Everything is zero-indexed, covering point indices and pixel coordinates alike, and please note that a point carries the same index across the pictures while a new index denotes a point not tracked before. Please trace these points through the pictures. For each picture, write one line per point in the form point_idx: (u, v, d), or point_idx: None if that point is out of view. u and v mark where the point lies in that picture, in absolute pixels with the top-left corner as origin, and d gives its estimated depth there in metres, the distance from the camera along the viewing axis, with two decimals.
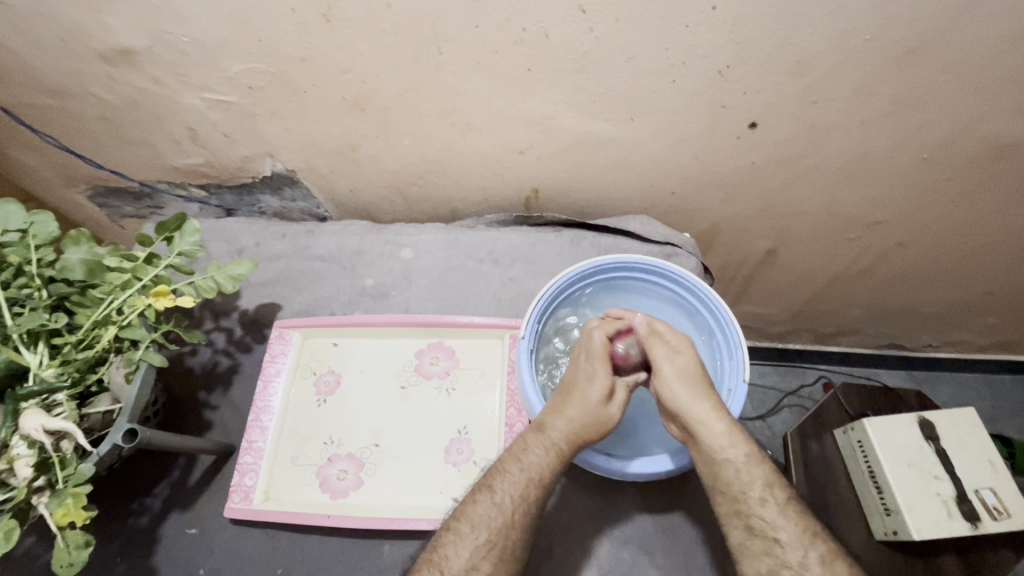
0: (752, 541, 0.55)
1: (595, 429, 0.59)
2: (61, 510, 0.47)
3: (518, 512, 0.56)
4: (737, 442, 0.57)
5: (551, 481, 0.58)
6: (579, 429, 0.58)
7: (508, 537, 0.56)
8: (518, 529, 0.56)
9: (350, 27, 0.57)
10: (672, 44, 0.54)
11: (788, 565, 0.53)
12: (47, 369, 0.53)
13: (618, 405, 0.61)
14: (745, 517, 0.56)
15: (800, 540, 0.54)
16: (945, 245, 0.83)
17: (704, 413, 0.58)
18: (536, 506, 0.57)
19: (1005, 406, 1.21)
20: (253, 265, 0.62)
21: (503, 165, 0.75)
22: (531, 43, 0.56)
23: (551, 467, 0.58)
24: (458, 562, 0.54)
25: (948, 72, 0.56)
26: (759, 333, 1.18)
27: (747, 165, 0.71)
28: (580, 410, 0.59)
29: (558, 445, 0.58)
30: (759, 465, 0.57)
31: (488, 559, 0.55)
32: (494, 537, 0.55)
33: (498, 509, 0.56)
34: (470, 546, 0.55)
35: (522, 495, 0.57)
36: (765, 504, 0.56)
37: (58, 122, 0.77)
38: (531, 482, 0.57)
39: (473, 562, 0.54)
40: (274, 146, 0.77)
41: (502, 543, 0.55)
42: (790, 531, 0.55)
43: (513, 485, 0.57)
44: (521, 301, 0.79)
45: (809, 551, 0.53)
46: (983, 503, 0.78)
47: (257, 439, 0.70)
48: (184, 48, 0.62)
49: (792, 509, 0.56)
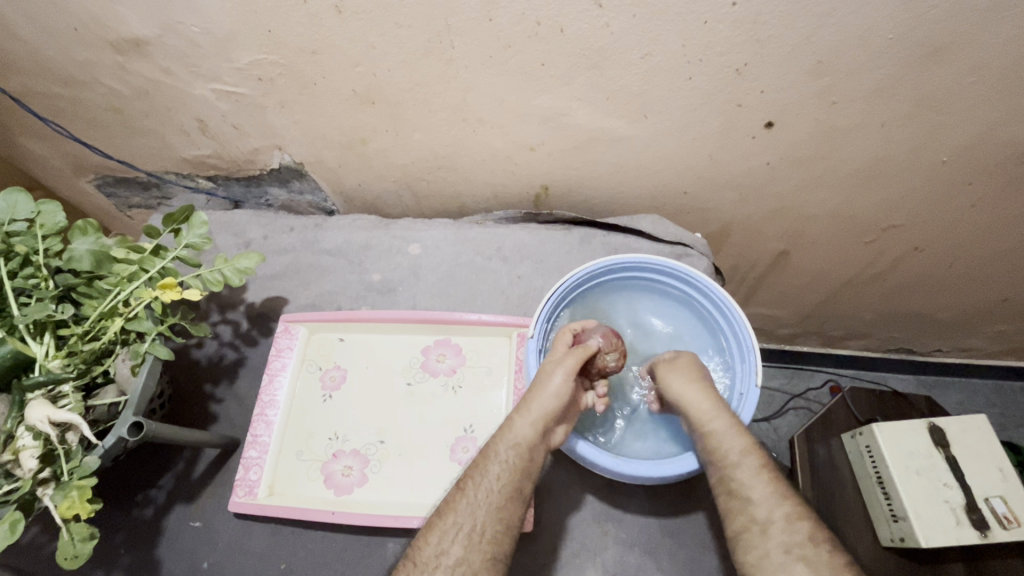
0: (730, 504, 0.55)
1: (552, 403, 0.59)
2: (65, 503, 0.46)
3: (482, 492, 0.55)
4: (716, 413, 0.59)
5: (517, 460, 0.57)
6: (541, 409, 0.59)
7: (475, 516, 0.54)
8: (484, 509, 0.55)
9: (363, 19, 0.56)
10: (690, 41, 0.53)
11: (758, 522, 0.53)
12: (53, 359, 0.53)
13: (564, 372, 0.60)
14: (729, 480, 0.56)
15: (771, 500, 0.54)
16: (960, 251, 0.82)
17: (700, 402, 0.60)
18: (502, 486, 0.56)
19: (1015, 414, 1.20)
20: (260, 259, 0.62)
21: (513, 161, 0.74)
22: (545, 37, 0.55)
23: (507, 446, 0.58)
24: (429, 549, 0.53)
25: (974, 74, 0.54)
26: (767, 335, 1.16)
27: (761, 166, 0.69)
28: (542, 391, 0.59)
29: (511, 423, 0.59)
30: (739, 434, 0.57)
31: (457, 541, 0.53)
32: (462, 518, 0.54)
33: (462, 492, 0.56)
34: (439, 531, 0.54)
35: (483, 474, 0.57)
36: (739, 467, 0.56)
37: (66, 111, 0.77)
38: (490, 461, 0.57)
39: (442, 546, 0.52)
40: (282, 138, 0.76)
41: (470, 522, 0.54)
42: (763, 492, 0.54)
43: (476, 469, 0.57)
44: (528, 300, 0.78)
45: (776, 510, 0.53)
46: (992, 511, 0.77)
47: (262, 433, 0.70)
48: (194, 38, 0.62)
49: (766, 474, 0.55)
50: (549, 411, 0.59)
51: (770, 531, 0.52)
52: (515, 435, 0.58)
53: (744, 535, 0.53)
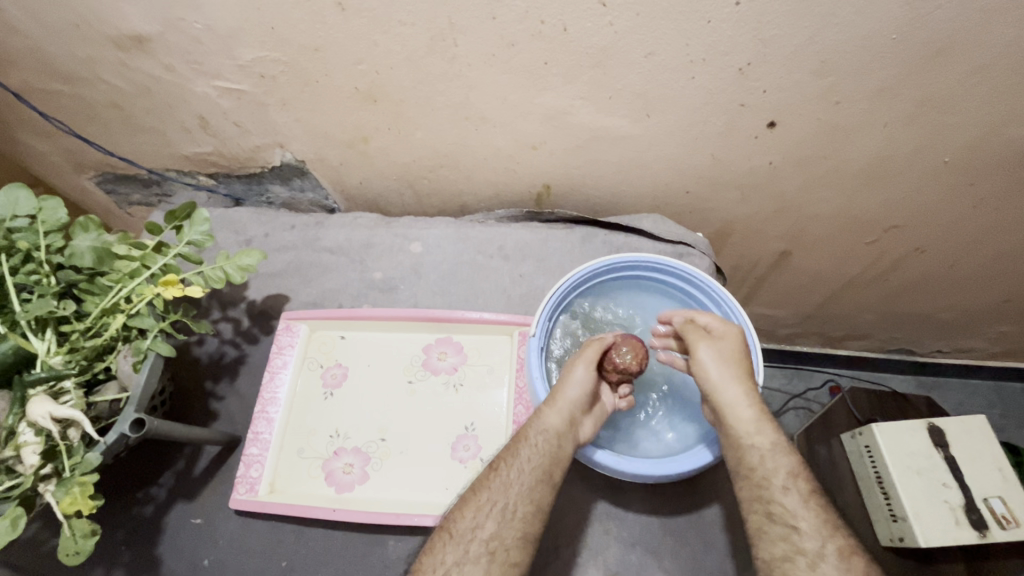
0: (770, 527, 0.53)
1: (574, 389, 0.61)
2: (67, 499, 0.47)
3: (514, 472, 0.57)
4: (764, 430, 0.57)
5: (556, 445, 0.58)
6: (563, 396, 0.60)
7: (510, 494, 0.55)
8: (516, 489, 0.56)
9: (366, 17, 0.56)
10: (693, 40, 0.53)
11: (805, 554, 0.51)
12: (54, 356, 0.53)
13: (586, 363, 0.63)
14: (766, 503, 0.54)
15: (819, 530, 0.52)
16: (961, 252, 0.82)
17: (732, 397, 0.58)
18: (533, 468, 0.57)
19: (1014, 415, 1.20)
20: (262, 256, 0.62)
21: (515, 160, 0.74)
22: (549, 36, 0.55)
23: (543, 426, 0.59)
24: (464, 522, 0.54)
25: (977, 74, 0.54)
26: (768, 335, 1.17)
27: (763, 166, 0.70)
28: (566, 378, 0.62)
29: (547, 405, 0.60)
30: (787, 455, 0.56)
31: (491, 516, 0.54)
32: (495, 496, 0.55)
33: (496, 473, 0.57)
34: (474, 507, 0.55)
35: (516, 456, 0.57)
36: (786, 492, 0.54)
37: (67, 107, 0.77)
38: (526, 443, 0.58)
39: (477, 521, 0.54)
40: (285, 136, 0.76)
41: (503, 500, 0.55)
42: (811, 521, 0.52)
43: (508, 452, 0.58)
44: (530, 299, 0.78)
45: (827, 543, 0.51)
46: (991, 511, 0.78)
47: (263, 430, 0.70)
48: (197, 35, 0.62)
49: (814, 502, 0.53)
50: (571, 396, 0.60)
51: (818, 566, 0.50)
52: (544, 422, 0.59)
53: (788, 564, 0.51)
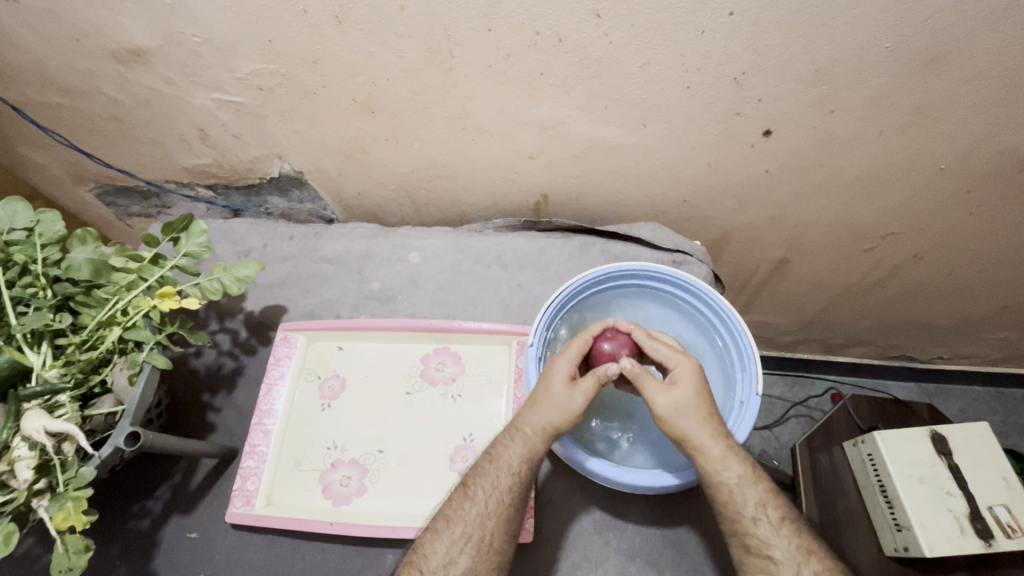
0: (750, 559, 0.54)
1: (566, 419, 0.57)
2: (61, 514, 0.46)
3: (491, 503, 0.56)
4: (730, 464, 0.55)
5: (530, 472, 0.58)
6: (551, 426, 0.57)
7: (484, 528, 0.55)
8: (492, 521, 0.56)
9: (363, 29, 0.56)
10: (688, 51, 0.54)
11: None
12: (50, 369, 0.52)
13: (584, 393, 0.58)
14: (743, 535, 0.55)
15: (794, 558, 0.53)
16: (960, 258, 0.82)
17: (702, 440, 0.55)
18: (510, 497, 0.57)
19: (1017, 422, 1.19)
20: (259, 267, 0.62)
21: (513, 169, 0.74)
22: (545, 48, 0.55)
23: (524, 459, 0.57)
24: (436, 558, 0.54)
25: (969, 83, 0.55)
26: (768, 343, 1.16)
27: (761, 174, 0.70)
28: (555, 408, 0.58)
29: (525, 436, 0.58)
30: (755, 485, 0.55)
31: (465, 551, 0.54)
32: (470, 529, 0.55)
33: (471, 502, 0.56)
34: (446, 541, 0.55)
35: (493, 486, 0.57)
36: (759, 523, 0.54)
37: (66, 120, 0.77)
38: (502, 474, 0.57)
39: (450, 556, 0.54)
40: (283, 147, 0.76)
41: (478, 535, 0.55)
42: (785, 549, 0.53)
43: (484, 477, 0.57)
44: (528, 307, 0.78)
45: (802, 569, 0.53)
46: (996, 520, 0.77)
47: (259, 443, 0.69)
48: (196, 48, 0.62)
49: (787, 528, 0.54)
50: (559, 423, 0.57)
51: None
52: (529, 450, 0.57)
53: None
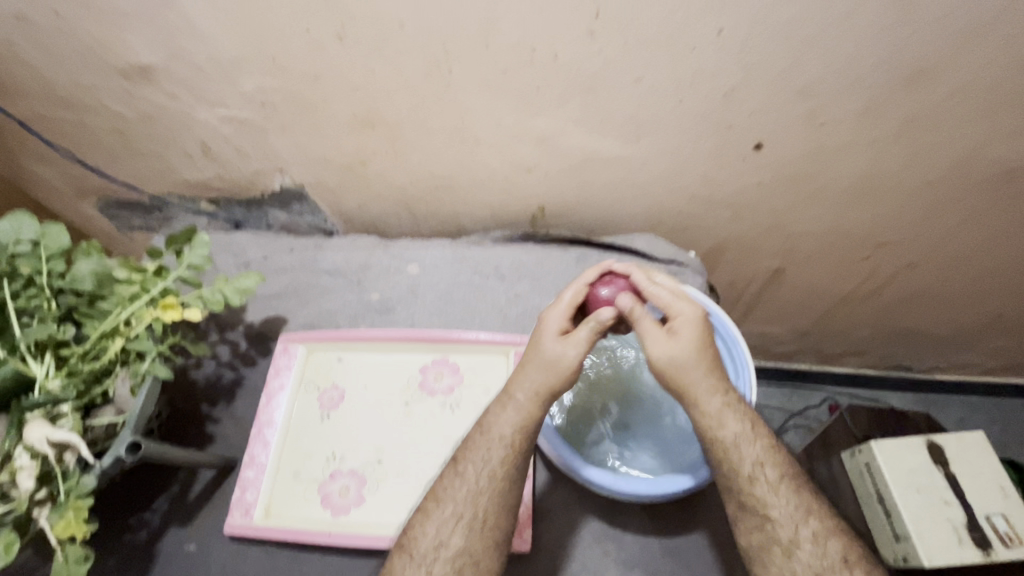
0: (745, 518, 0.55)
1: (557, 378, 0.57)
2: (62, 522, 0.47)
3: (483, 478, 0.56)
4: (726, 422, 0.56)
5: (524, 444, 0.57)
6: (543, 387, 0.57)
7: (476, 505, 0.55)
8: (484, 497, 0.56)
9: (364, 46, 0.58)
10: (680, 66, 0.55)
11: (779, 543, 0.54)
12: (53, 379, 0.53)
13: (578, 347, 0.57)
14: (740, 494, 0.56)
15: (792, 517, 0.54)
16: (951, 267, 0.83)
17: (702, 393, 0.56)
18: (503, 473, 0.56)
19: (1015, 430, 1.20)
20: (260, 279, 0.63)
21: (510, 182, 0.76)
22: (540, 64, 0.57)
23: (519, 431, 0.57)
24: (427, 540, 0.55)
25: (953, 96, 0.56)
26: (765, 353, 1.17)
27: (753, 186, 0.71)
28: (545, 368, 0.57)
29: (519, 403, 0.57)
30: (754, 442, 0.56)
31: (456, 531, 0.55)
32: (461, 508, 0.55)
33: (461, 479, 0.56)
34: (437, 522, 0.55)
35: (484, 461, 0.56)
36: (756, 483, 0.55)
37: (71, 134, 0.78)
38: (496, 447, 0.57)
39: (441, 539, 0.55)
40: (284, 160, 0.78)
41: (469, 512, 0.55)
42: (782, 510, 0.54)
43: (476, 452, 0.57)
44: (526, 318, 0.79)
45: (799, 528, 0.54)
46: (993, 530, 0.77)
47: (259, 453, 0.70)
48: (200, 65, 0.64)
49: (786, 488, 0.55)
50: (554, 384, 0.57)
51: (792, 552, 0.53)
52: (523, 420, 0.57)
53: (765, 554, 0.54)
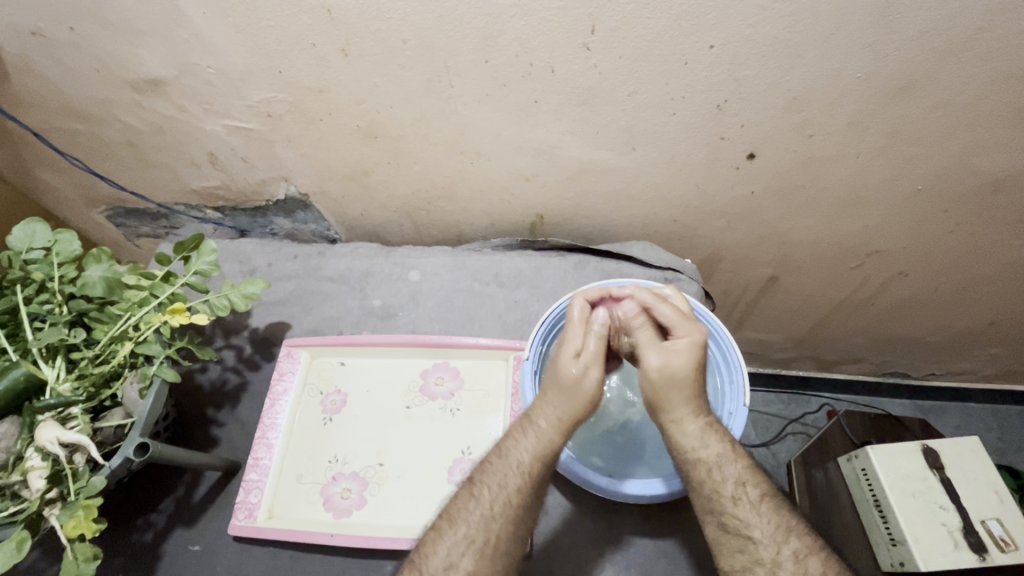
0: (727, 537, 0.55)
1: (579, 403, 0.59)
2: (71, 522, 0.48)
3: (485, 492, 0.57)
4: (709, 442, 0.57)
5: (541, 470, 0.58)
6: (564, 417, 0.59)
7: (488, 529, 0.56)
8: (496, 522, 0.56)
9: (367, 61, 0.60)
10: (672, 80, 0.57)
11: (763, 563, 0.53)
12: (63, 382, 0.55)
13: (591, 363, 0.60)
14: (720, 516, 0.56)
15: (774, 537, 0.54)
16: (943, 275, 0.84)
17: (683, 414, 0.58)
18: (518, 498, 0.57)
19: (1012, 438, 1.21)
20: (266, 285, 0.64)
21: (509, 192, 0.78)
22: (538, 77, 0.59)
23: (539, 458, 0.58)
24: (437, 559, 0.55)
25: (937, 109, 0.58)
26: (762, 360, 1.18)
27: (746, 196, 0.73)
28: (566, 395, 0.59)
29: (538, 429, 0.59)
30: (733, 461, 0.57)
31: (466, 554, 0.55)
32: (473, 531, 0.56)
33: (476, 501, 0.57)
34: (447, 543, 0.55)
35: (494, 479, 0.58)
36: (738, 503, 0.56)
37: (83, 145, 0.81)
38: (512, 471, 0.58)
39: (451, 559, 0.54)
40: (289, 170, 0.79)
41: (481, 537, 0.55)
42: (763, 529, 0.54)
43: (494, 476, 0.58)
44: (525, 323, 0.80)
45: (781, 547, 0.53)
46: (989, 533, 0.77)
47: (263, 456, 0.71)
48: (209, 78, 0.66)
49: (765, 506, 0.56)
50: (576, 408, 0.59)
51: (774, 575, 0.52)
52: (542, 446, 0.58)
53: None
